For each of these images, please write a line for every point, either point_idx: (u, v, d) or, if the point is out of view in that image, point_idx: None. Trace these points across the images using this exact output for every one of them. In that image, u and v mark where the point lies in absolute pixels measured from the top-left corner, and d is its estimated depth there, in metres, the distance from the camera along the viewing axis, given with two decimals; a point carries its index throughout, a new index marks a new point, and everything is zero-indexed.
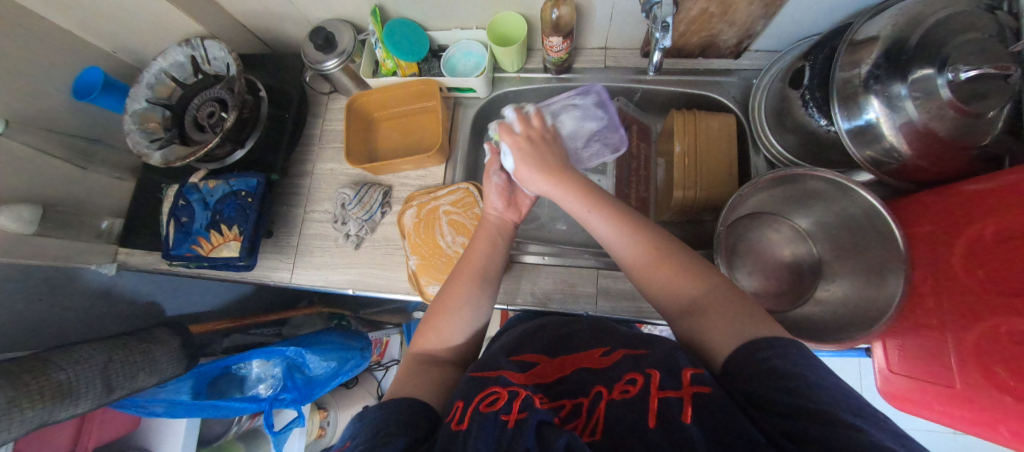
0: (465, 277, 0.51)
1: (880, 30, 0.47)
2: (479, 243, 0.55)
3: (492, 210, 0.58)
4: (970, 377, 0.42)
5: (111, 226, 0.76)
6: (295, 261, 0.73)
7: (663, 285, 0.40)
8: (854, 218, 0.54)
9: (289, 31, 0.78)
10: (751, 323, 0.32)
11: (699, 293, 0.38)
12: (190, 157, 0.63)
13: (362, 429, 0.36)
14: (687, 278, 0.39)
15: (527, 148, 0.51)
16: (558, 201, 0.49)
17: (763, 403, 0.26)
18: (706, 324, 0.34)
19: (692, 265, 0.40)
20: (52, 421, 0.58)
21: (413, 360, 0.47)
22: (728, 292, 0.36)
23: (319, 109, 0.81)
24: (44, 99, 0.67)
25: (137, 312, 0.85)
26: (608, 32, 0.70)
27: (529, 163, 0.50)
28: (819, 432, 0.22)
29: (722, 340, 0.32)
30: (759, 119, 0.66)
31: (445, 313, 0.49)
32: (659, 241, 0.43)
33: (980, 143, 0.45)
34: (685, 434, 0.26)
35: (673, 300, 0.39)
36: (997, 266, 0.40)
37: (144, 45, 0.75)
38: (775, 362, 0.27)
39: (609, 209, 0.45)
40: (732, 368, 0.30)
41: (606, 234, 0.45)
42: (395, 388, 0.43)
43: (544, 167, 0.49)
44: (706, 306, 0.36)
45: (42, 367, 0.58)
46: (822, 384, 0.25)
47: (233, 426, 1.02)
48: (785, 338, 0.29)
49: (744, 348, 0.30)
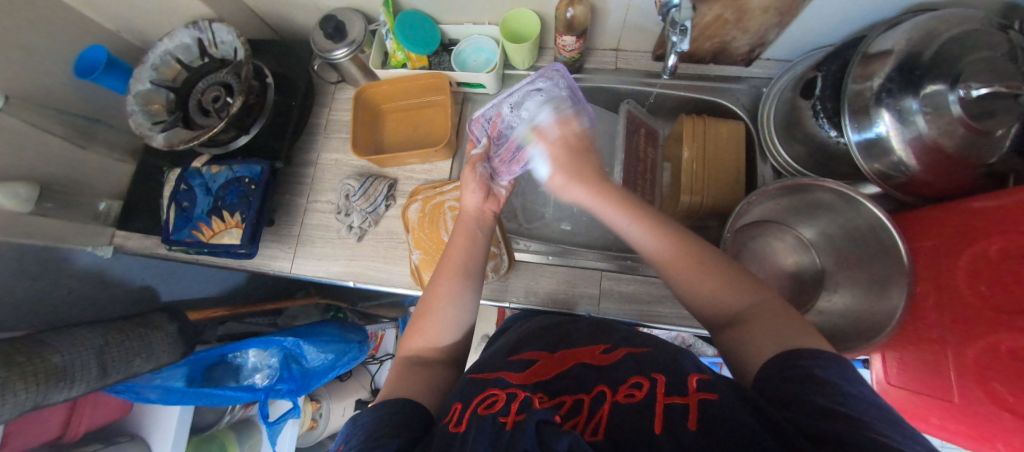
0: (447, 275, 0.50)
1: (895, 43, 0.48)
2: (457, 238, 0.54)
3: (471, 201, 0.56)
4: (969, 393, 0.43)
5: (110, 208, 0.75)
6: (296, 251, 0.72)
7: (707, 294, 0.40)
8: (859, 230, 0.54)
9: (298, 18, 0.77)
10: (799, 333, 0.32)
11: (744, 306, 0.37)
12: (194, 142, 0.62)
13: (355, 432, 0.35)
14: (732, 288, 0.39)
15: (562, 157, 0.49)
16: (598, 211, 0.49)
17: (789, 406, 0.26)
18: (747, 334, 0.35)
19: (736, 275, 0.40)
20: (44, 404, 0.57)
21: (403, 361, 0.47)
22: (774, 303, 0.36)
23: (326, 98, 0.80)
24: (45, 76, 0.66)
25: (132, 297, 0.84)
26: (621, 33, 0.70)
27: (564, 172, 0.48)
28: (836, 432, 0.22)
29: (759, 349, 0.33)
30: (766, 128, 0.66)
31: (428, 315, 0.49)
32: (701, 250, 0.43)
33: (988, 162, 0.46)
34: (688, 438, 0.26)
35: (715, 311, 0.40)
36: (1001, 284, 0.40)
37: (149, 25, 0.74)
38: (814, 369, 0.28)
39: (650, 219, 0.46)
40: (764, 378, 0.30)
41: (645, 242, 0.45)
42: (389, 387, 0.43)
43: (584, 177, 0.48)
44: (751, 317, 0.36)
45: (36, 349, 0.57)
46: (860, 396, 0.25)
47: (226, 415, 1.01)
48: (826, 351, 0.29)
49: (781, 357, 0.30)
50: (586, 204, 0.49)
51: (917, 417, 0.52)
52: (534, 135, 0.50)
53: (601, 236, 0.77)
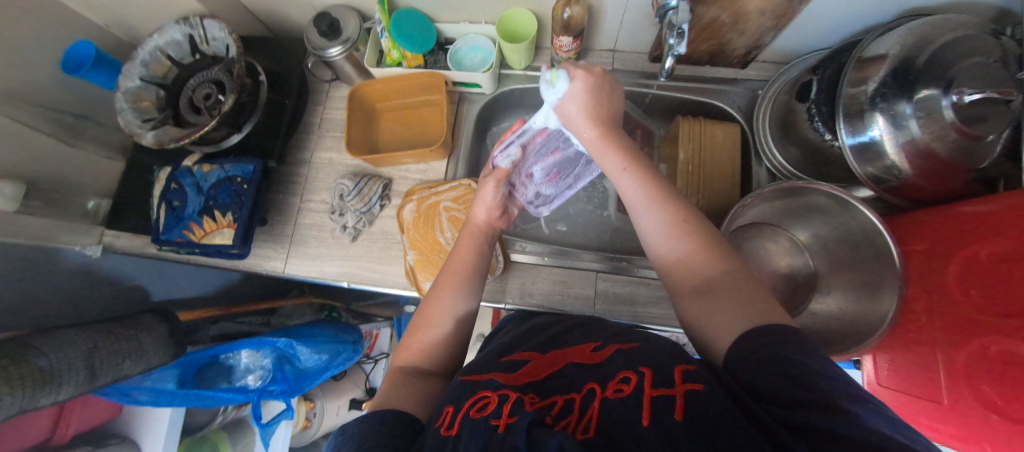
0: (447, 287, 0.50)
1: (889, 48, 0.47)
2: (461, 248, 0.54)
3: (482, 214, 0.57)
4: (958, 394, 0.43)
5: (99, 206, 0.74)
6: (289, 251, 0.72)
7: (688, 262, 0.39)
8: (853, 234, 0.55)
9: (291, 14, 0.76)
10: (761, 308, 0.33)
11: (717, 272, 0.37)
12: (184, 140, 0.60)
13: (344, 443, 0.35)
14: (713, 259, 0.38)
15: (584, 93, 0.44)
16: (596, 153, 0.45)
17: (764, 396, 0.26)
18: (718, 307, 0.34)
19: (720, 245, 0.39)
20: (32, 407, 0.56)
21: (394, 373, 0.46)
22: (747, 278, 0.36)
23: (320, 96, 0.79)
24: (30, 71, 0.64)
25: (122, 297, 0.83)
26: (619, 34, 0.70)
27: (581, 106, 0.44)
28: (824, 423, 0.22)
29: (728, 329, 0.33)
30: (761, 130, 0.66)
31: (425, 327, 0.48)
32: (694, 222, 0.40)
33: (978, 167, 0.46)
34: (675, 432, 0.26)
35: (688, 275, 0.38)
36: (989, 286, 0.41)
37: (139, 20, 0.73)
38: (777, 348, 0.28)
39: (662, 190, 0.42)
40: (734, 364, 0.30)
41: (656, 235, 0.41)
42: (379, 398, 0.42)
43: (596, 117, 0.44)
44: (726, 288, 0.35)
45: (23, 352, 0.56)
46: (823, 373, 0.25)
47: (218, 416, 1.00)
48: (791, 328, 0.29)
49: (747, 338, 0.30)
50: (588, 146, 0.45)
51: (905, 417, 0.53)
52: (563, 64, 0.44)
53: (596, 237, 0.77)
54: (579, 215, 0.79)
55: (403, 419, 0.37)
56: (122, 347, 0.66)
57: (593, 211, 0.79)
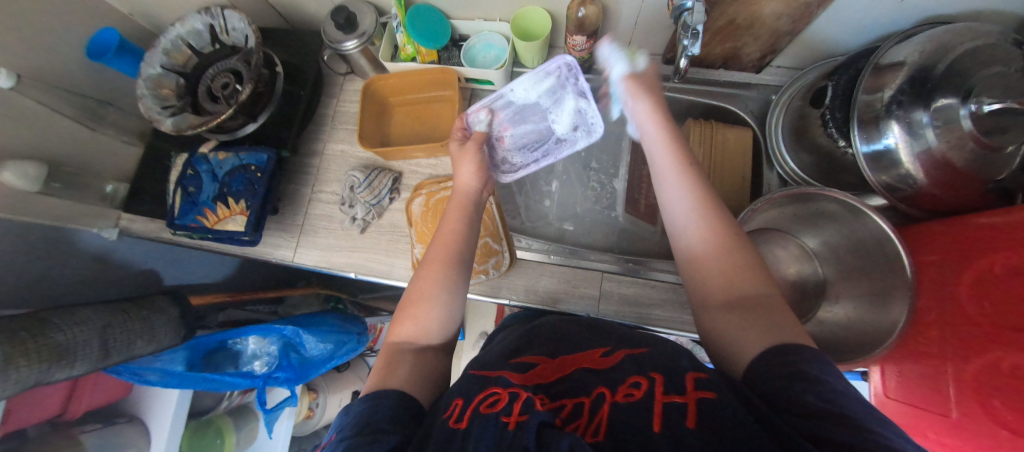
0: (438, 259, 0.49)
1: (907, 55, 0.47)
2: (449, 218, 0.53)
3: (469, 181, 0.57)
4: (968, 409, 0.42)
5: (116, 190, 0.75)
6: (299, 240, 0.73)
7: (722, 274, 0.39)
8: (863, 242, 0.54)
9: (309, 7, 0.77)
10: (786, 330, 0.32)
11: (748, 292, 0.36)
12: (202, 127, 0.62)
13: (348, 421, 0.36)
14: (749, 275, 0.38)
15: (647, 77, 0.53)
16: (646, 136, 0.50)
17: (784, 407, 0.27)
18: (745, 324, 0.34)
19: (756, 265, 0.38)
20: (46, 382, 0.58)
21: (391, 351, 0.45)
22: (780, 299, 0.35)
23: (334, 89, 0.80)
24: (56, 56, 0.66)
25: (135, 279, 0.84)
26: (633, 35, 0.70)
27: (642, 85, 0.52)
28: (843, 435, 0.22)
29: (750, 344, 0.33)
30: (773, 136, 0.65)
31: (419, 301, 0.47)
32: (729, 228, 0.41)
33: (996, 178, 0.45)
34: (688, 439, 0.26)
35: (720, 289, 0.38)
36: (1003, 299, 0.40)
37: (161, 9, 0.74)
38: (800, 365, 0.28)
39: (697, 182, 0.44)
40: (756, 377, 0.30)
41: (686, 230, 0.42)
42: (374, 381, 0.42)
43: (653, 98, 0.51)
44: (759, 306, 0.35)
45: (41, 326, 0.57)
46: (846, 392, 0.26)
47: (224, 400, 1.02)
48: (810, 348, 0.29)
49: (770, 355, 0.30)
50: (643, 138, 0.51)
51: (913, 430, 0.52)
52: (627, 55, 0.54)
53: (603, 238, 0.77)
54: (587, 215, 0.80)
55: (406, 403, 0.38)
56: (135, 327, 0.68)
57: (600, 211, 0.79)
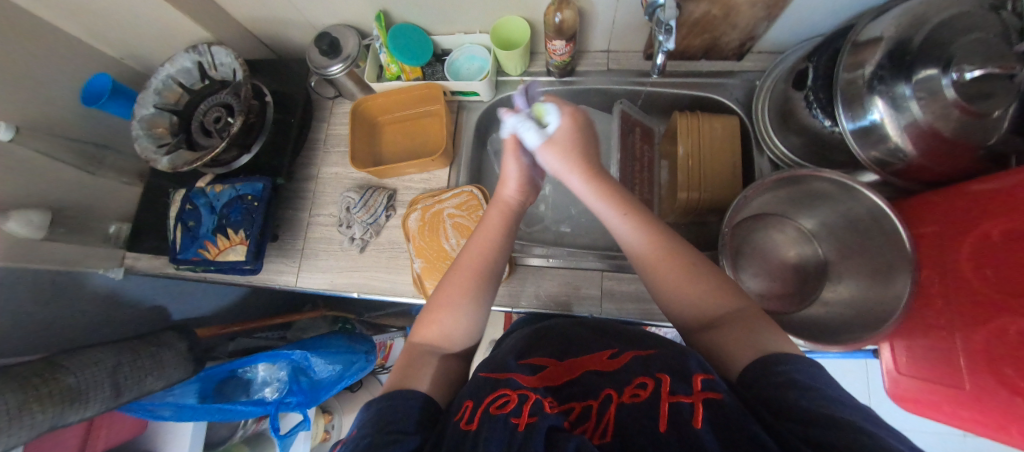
0: (463, 266, 0.50)
1: (883, 31, 0.47)
2: (487, 225, 0.52)
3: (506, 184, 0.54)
4: (981, 379, 0.42)
5: (119, 230, 0.77)
6: (301, 265, 0.74)
7: (692, 299, 0.40)
8: (860, 219, 0.54)
9: (293, 36, 0.79)
10: (770, 336, 0.33)
11: (723, 308, 0.38)
12: (197, 162, 0.63)
13: (364, 423, 0.35)
14: (714, 293, 0.39)
15: (569, 132, 0.48)
16: (585, 195, 0.48)
17: (782, 413, 0.26)
18: (727, 337, 0.35)
19: (725, 283, 0.40)
20: (61, 424, 0.58)
21: (412, 351, 0.46)
22: (751, 311, 0.37)
23: (324, 113, 0.81)
24: (52, 106, 0.68)
25: (143, 316, 0.85)
26: (611, 35, 0.70)
27: (564, 145, 0.47)
28: (840, 436, 0.22)
29: (738, 352, 0.33)
30: (762, 121, 0.65)
31: (446, 303, 0.48)
32: (689, 255, 0.42)
33: (986, 143, 0.45)
34: (699, 440, 0.25)
35: (693, 313, 0.40)
36: (1005, 265, 0.39)
37: (151, 51, 0.76)
38: (791, 374, 0.28)
39: (642, 215, 0.45)
40: (751, 380, 0.30)
41: (634, 242, 0.44)
42: (393, 379, 0.42)
43: (578, 157, 0.48)
44: (732, 320, 0.36)
45: (52, 371, 0.58)
46: (841, 400, 0.26)
47: (240, 428, 1.03)
48: (790, 354, 0.31)
49: (758, 363, 0.31)
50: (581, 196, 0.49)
51: (929, 406, 0.50)
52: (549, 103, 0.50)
53: (600, 237, 0.77)
54: (583, 215, 0.80)
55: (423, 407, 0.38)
56: (145, 364, 0.68)
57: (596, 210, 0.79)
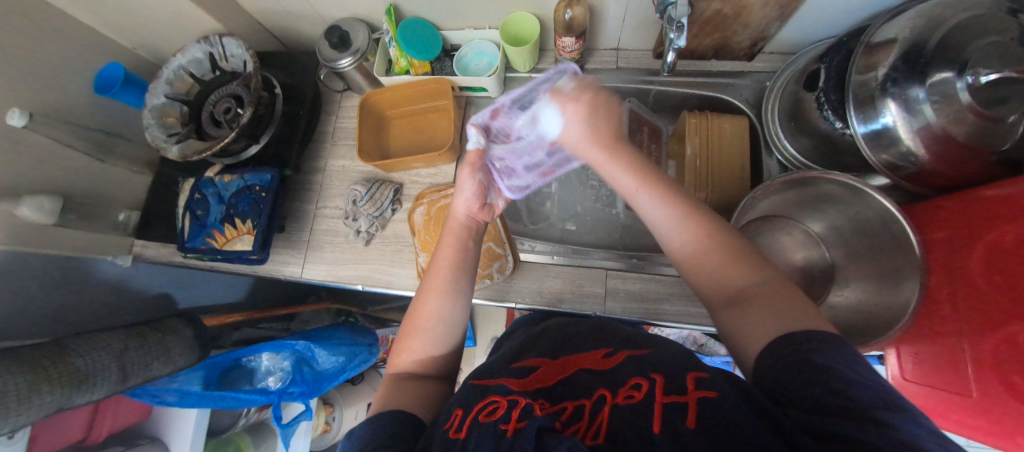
0: (433, 290, 0.49)
1: (898, 32, 0.47)
2: (443, 248, 0.51)
3: (463, 208, 0.52)
4: (988, 386, 0.41)
5: (128, 218, 0.78)
6: (306, 256, 0.74)
7: (715, 271, 0.39)
8: (868, 223, 0.53)
9: (304, 29, 0.79)
10: (796, 315, 0.32)
11: (747, 284, 0.36)
12: (206, 152, 0.63)
13: (351, 445, 0.37)
14: (736, 265, 0.38)
15: (589, 114, 0.42)
16: (609, 176, 0.44)
17: (792, 402, 0.26)
18: (754, 314, 0.34)
19: (745, 253, 0.38)
20: (68, 407, 0.59)
21: (395, 376, 0.47)
22: (778, 282, 0.35)
23: (332, 106, 0.82)
24: (66, 94, 0.69)
25: (150, 304, 0.87)
26: (621, 33, 0.70)
27: (584, 131, 0.42)
28: (851, 431, 0.22)
29: (759, 334, 0.32)
30: (771, 122, 0.65)
31: (416, 333, 0.48)
32: (715, 226, 0.40)
33: (999, 149, 0.44)
34: (689, 437, 0.26)
35: (715, 287, 0.39)
36: (1015, 271, 0.39)
37: (164, 42, 0.77)
38: (809, 355, 0.27)
39: (663, 188, 0.42)
40: (766, 366, 0.30)
41: (663, 225, 0.42)
42: (379, 403, 0.43)
43: (601, 140, 0.43)
44: (756, 297, 0.35)
45: (61, 354, 0.59)
46: (858, 381, 0.25)
47: (241, 418, 1.03)
48: (822, 332, 0.29)
49: (777, 344, 0.30)
50: (626, 193, 0.44)
51: (936, 413, 0.50)
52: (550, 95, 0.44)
53: (605, 235, 0.77)
54: (588, 214, 0.80)
55: (407, 422, 0.39)
56: (151, 350, 0.69)
57: (602, 209, 0.79)
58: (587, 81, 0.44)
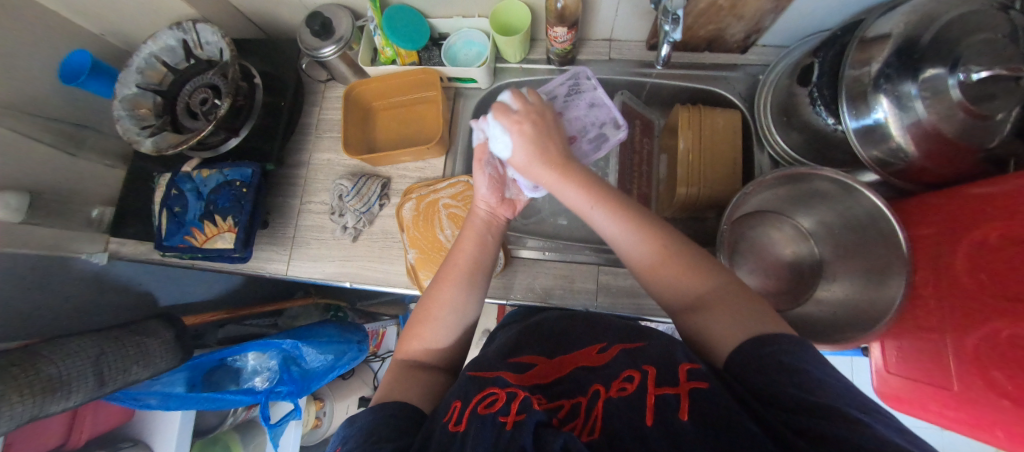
0: (451, 280, 0.48)
1: (893, 27, 0.46)
2: (464, 241, 0.50)
3: (483, 204, 0.53)
4: (970, 381, 0.42)
5: (103, 214, 0.75)
6: (291, 253, 0.72)
7: (673, 280, 0.39)
8: (858, 219, 0.53)
9: (284, 15, 0.75)
10: (752, 318, 0.32)
11: (705, 290, 0.37)
12: (182, 145, 0.61)
13: (352, 435, 0.35)
14: (690, 274, 0.38)
15: (529, 133, 0.45)
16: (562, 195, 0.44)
17: (770, 399, 0.26)
18: (715, 319, 0.34)
19: (703, 261, 0.39)
20: (43, 415, 0.58)
21: (398, 366, 0.46)
22: (731, 289, 0.36)
23: (316, 97, 0.79)
24: (30, 83, 0.65)
25: (129, 303, 0.84)
26: (614, 23, 0.68)
27: (530, 150, 0.44)
28: (828, 428, 0.22)
29: (725, 337, 0.32)
30: (764, 117, 0.64)
31: (428, 320, 0.47)
32: (670, 237, 0.41)
33: (986, 146, 0.44)
34: (682, 430, 0.26)
35: (676, 292, 0.39)
36: (999, 269, 0.40)
37: (133, 27, 0.73)
38: (780, 356, 0.27)
39: (616, 206, 0.42)
40: (739, 364, 0.29)
41: (615, 232, 0.42)
42: (381, 394, 0.42)
43: (546, 157, 0.44)
44: (717, 301, 0.35)
45: (32, 361, 0.57)
46: (828, 383, 0.25)
47: (229, 417, 1.01)
48: (788, 336, 0.29)
49: (746, 345, 0.30)
50: (578, 211, 0.44)
51: (915, 405, 0.51)
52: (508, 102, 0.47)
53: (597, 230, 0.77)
54: None
55: (404, 412, 0.38)
56: (130, 353, 0.67)
57: None
58: (541, 108, 0.47)
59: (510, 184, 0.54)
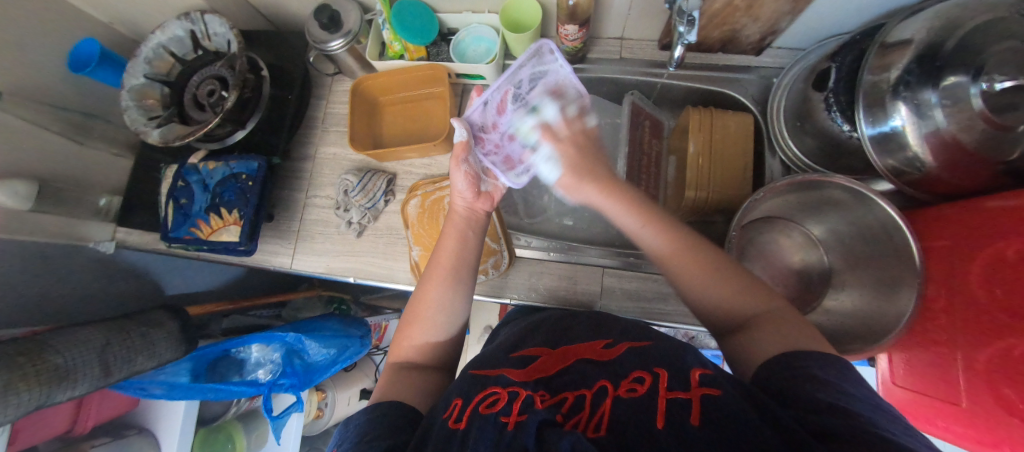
0: (435, 279, 0.48)
1: (915, 32, 0.44)
2: (446, 238, 0.50)
3: (461, 200, 0.52)
4: (979, 397, 0.41)
5: (110, 203, 0.76)
6: (296, 247, 0.72)
7: (719, 299, 0.39)
8: (870, 229, 0.52)
9: (292, 7, 0.75)
10: (803, 338, 0.32)
11: (755, 311, 0.36)
12: (189, 137, 0.61)
13: (347, 435, 0.36)
14: (740, 294, 0.38)
15: (573, 156, 0.44)
16: (611, 213, 0.44)
17: (790, 403, 0.26)
18: (760, 338, 0.34)
19: (749, 281, 0.39)
20: (50, 403, 0.59)
21: (393, 369, 0.46)
22: (783, 313, 0.35)
23: (323, 90, 0.78)
24: (39, 73, 0.65)
25: (134, 292, 0.84)
26: (626, 22, 0.67)
27: (576, 170, 0.44)
28: (851, 431, 0.22)
29: (763, 348, 0.33)
30: (777, 121, 0.63)
31: (417, 322, 0.47)
32: (710, 255, 0.41)
33: (1006, 159, 0.42)
34: (692, 434, 0.25)
35: (722, 313, 0.38)
36: (1014, 285, 0.39)
37: (141, 17, 0.72)
38: (812, 369, 0.28)
39: (660, 219, 0.43)
40: (767, 374, 0.30)
41: (653, 245, 0.42)
42: (380, 392, 0.42)
43: (597, 178, 0.44)
44: (763, 321, 0.35)
45: (38, 350, 0.58)
46: (855, 395, 0.25)
47: (232, 406, 1.02)
48: (822, 353, 0.29)
49: (779, 361, 0.30)
50: (628, 231, 0.44)
51: (922, 418, 0.50)
52: (539, 132, 0.46)
53: (603, 231, 0.76)
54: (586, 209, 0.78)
55: (402, 411, 0.38)
56: (134, 344, 0.68)
57: None
58: (582, 132, 0.46)
59: (487, 177, 0.52)
